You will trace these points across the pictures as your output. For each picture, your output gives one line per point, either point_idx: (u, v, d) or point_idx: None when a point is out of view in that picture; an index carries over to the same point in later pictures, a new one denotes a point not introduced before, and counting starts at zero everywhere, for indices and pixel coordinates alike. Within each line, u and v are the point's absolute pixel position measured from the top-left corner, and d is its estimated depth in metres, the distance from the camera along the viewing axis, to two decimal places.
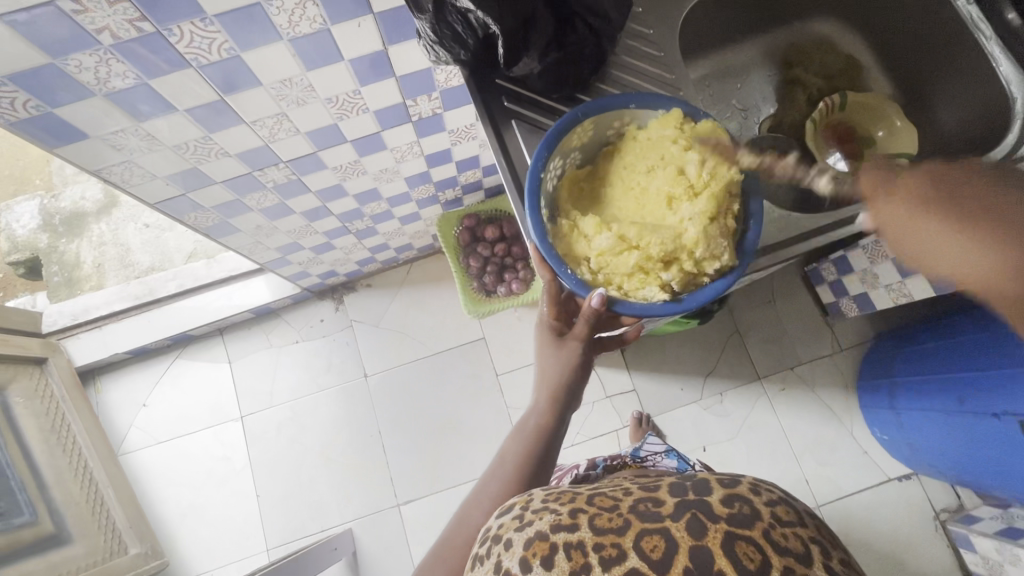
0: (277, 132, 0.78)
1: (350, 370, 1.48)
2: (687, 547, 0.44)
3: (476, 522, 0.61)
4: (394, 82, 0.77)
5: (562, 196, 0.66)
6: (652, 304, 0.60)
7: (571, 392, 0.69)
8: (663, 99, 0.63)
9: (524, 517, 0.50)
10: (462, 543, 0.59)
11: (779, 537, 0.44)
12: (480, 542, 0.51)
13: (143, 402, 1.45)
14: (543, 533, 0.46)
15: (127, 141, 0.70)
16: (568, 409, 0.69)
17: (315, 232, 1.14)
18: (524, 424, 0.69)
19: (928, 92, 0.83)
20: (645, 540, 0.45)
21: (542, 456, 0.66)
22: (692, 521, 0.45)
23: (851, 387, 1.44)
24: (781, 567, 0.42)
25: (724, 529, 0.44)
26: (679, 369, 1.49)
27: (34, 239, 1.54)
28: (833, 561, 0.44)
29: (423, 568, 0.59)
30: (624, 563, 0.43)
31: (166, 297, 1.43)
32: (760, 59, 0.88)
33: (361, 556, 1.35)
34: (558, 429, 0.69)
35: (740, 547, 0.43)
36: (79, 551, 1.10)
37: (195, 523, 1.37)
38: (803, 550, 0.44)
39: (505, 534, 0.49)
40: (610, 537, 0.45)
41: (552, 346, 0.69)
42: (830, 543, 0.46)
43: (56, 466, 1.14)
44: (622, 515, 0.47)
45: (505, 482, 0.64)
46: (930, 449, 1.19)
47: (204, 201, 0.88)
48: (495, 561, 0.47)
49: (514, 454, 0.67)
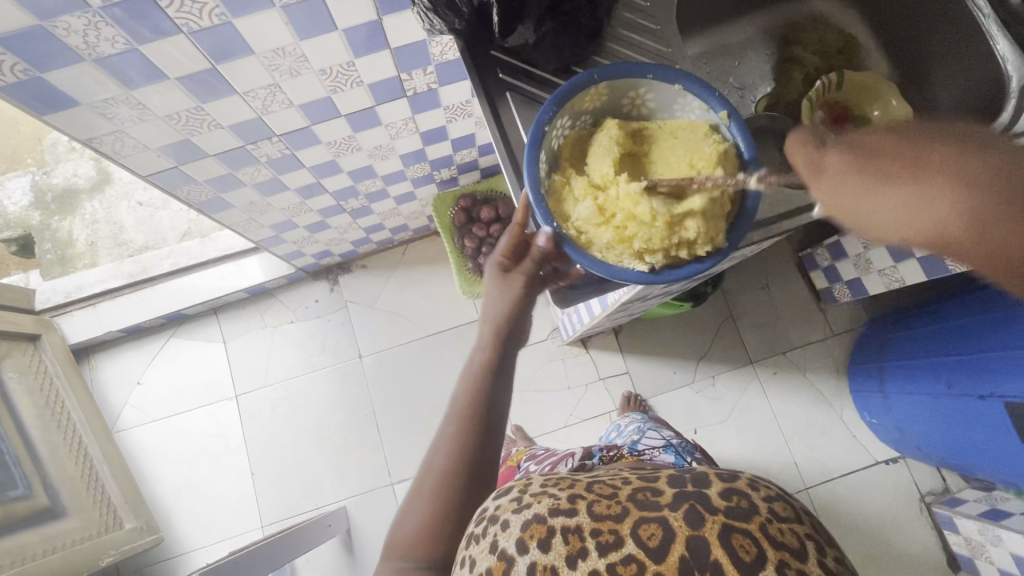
0: (270, 104, 0.77)
1: (344, 350, 1.48)
2: (684, 535, 0.44)
3: (438, 464, 0.60)
4: (388, 54, 0.76)
5: (565, 153, 0.62)
6: (627, 271, 0.56)
7: (517, 323, 0.69)
8: (687, 75, 0.58)
9: (522, 499, 0.50)
10: (427, 485, 0.59)
11: (776, 533, 0.43)
12: (475, 522, 0.52)
13: (137, 380, 1.45)
14: (540, 515, 0.47)
15: (118, 110, 0.69)
16: (512, 338, 0.69)
17: (308, 210, 1.13)
18: (471, 363, 0.68)
19: (927, 73, 0.82)
20: (642, 528, 0.45)
21: (491, 387, 0.65)
22: (690, 512, 0.45)
23: (842, 371, 1.46)
24: (776, 561, 0.42)
25: (722, 521, 0.44)
26: (672, 352, 1.50)
27: (25, 216, 1.53)
28: (828, 560, 0.43)
29: (396, 517, 0.59)
30: (621, 550, 0.44)
31: (160, 275, 1.43)
32: (759, 36, 0.87)
33: (355, 534, 1.37)
34: (504, 360, 0.67)
35: (736, 539, 0.43)
36: (73, 525, 1.11)
37: (190, 500, 1.38)
38: (800, 545, 0.43)
39: (502, 515, 0.50)
40: (607, 524, 0.46)
41: (498, 282, 0.69)
42: (827, 541, 0.45)
43: (50, 441, 1.15)
44: (620, 503, 0.48)
45: (459, 420, 0.62)
46: (916, 430, 1.21)
47: (196, 174, 0.87)
48: (490, 540, 0.48)
49: (463, 394, 0.65)
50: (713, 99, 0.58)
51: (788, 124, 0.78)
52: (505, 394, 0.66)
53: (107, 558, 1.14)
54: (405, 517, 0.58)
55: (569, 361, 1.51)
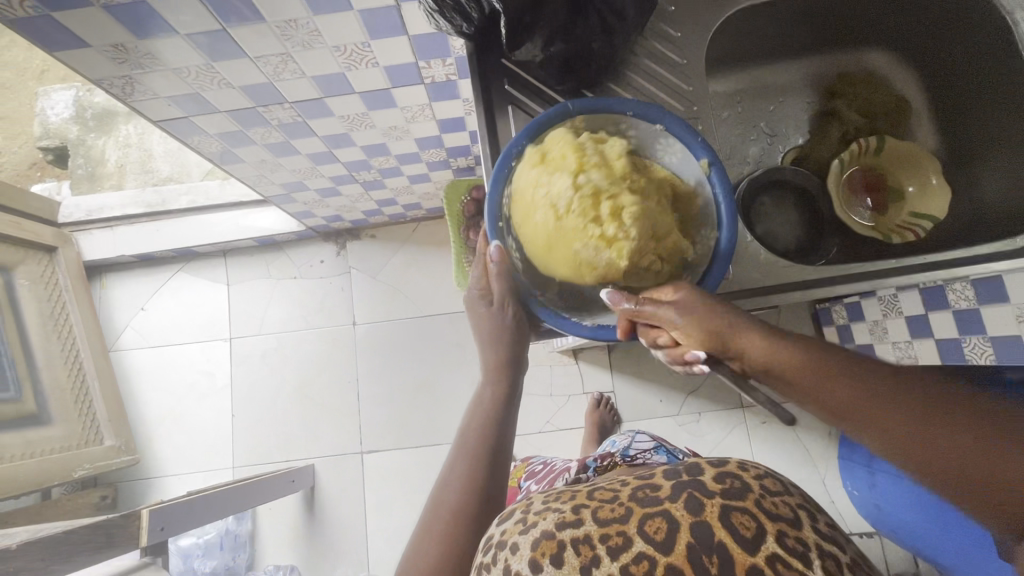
0: (283, 72, 0.76)
1: (340, 315, 1.50)
2: (688, 524, 0.40)
3: (451, 502, 0.57)
4: (405, 41, 0.73)
5: None
6: (581, 326, 0.57)
7: (518, 359, 0.66)
8: (671, 115, 0.56)
9: (527, 518, 0.45)
10: (440, 522, 0.56)
11: (770, 506, 0.41)
12: (482, 551, 0.46)
13: (141, 306, 1.50)
14: (548, 531, 0.42)
15: (129, 57, 0.69)
16: (518, 372, 0.67)
17: (320, 176, 1.13)
18: (480, 397, 0.66)
19: (973, 158, 0.75)
20: (647, 523, 0.41)
21: (501, 419, 0.64)
22: (690, 500, 0.42)
23: (834, 435, 1.40)
24: (774, 532, 0.39)
25: (721, 502, 0.41)
26: (661, 380, 1.47)
27: (65, 128, 1.59)
28: (818, 525, 0.42)
29: (402, 564, 0.55)
30: (630, 550, 0.39)
31: (177, 210, 1.46)
32: (802, 82, 0.81)
33: (318, 493, 1.40)
34: (515, 395, 0.67)
35: (735, 517, 0.40)
36: (55, 433, 1.18)
37: (171, 428, 1.44)
38: (792, 515, 0.41)
39: (510, 538, 0.44)
40: (615, 525, 0.41)
41: (480, 314, 0.66)
42: (814, 509, 0.44)
43: (48, 350, 1.22)
44: (623, 504, 0.43)
45: (472, 457, 0.61)
46: (893, 513, 1.16)
47: (208, 127, 0.88)
48: (501, 565, 0.43)
49: (475, 431, 0.63)
50: (697, 145, 0.56)
51: (813, 182, 0.75)
52: (511, 430, 0.65)
53: (80, 470, 1.19)
54: (414, 555, 0.55)
55: (556, 368, 1.50)
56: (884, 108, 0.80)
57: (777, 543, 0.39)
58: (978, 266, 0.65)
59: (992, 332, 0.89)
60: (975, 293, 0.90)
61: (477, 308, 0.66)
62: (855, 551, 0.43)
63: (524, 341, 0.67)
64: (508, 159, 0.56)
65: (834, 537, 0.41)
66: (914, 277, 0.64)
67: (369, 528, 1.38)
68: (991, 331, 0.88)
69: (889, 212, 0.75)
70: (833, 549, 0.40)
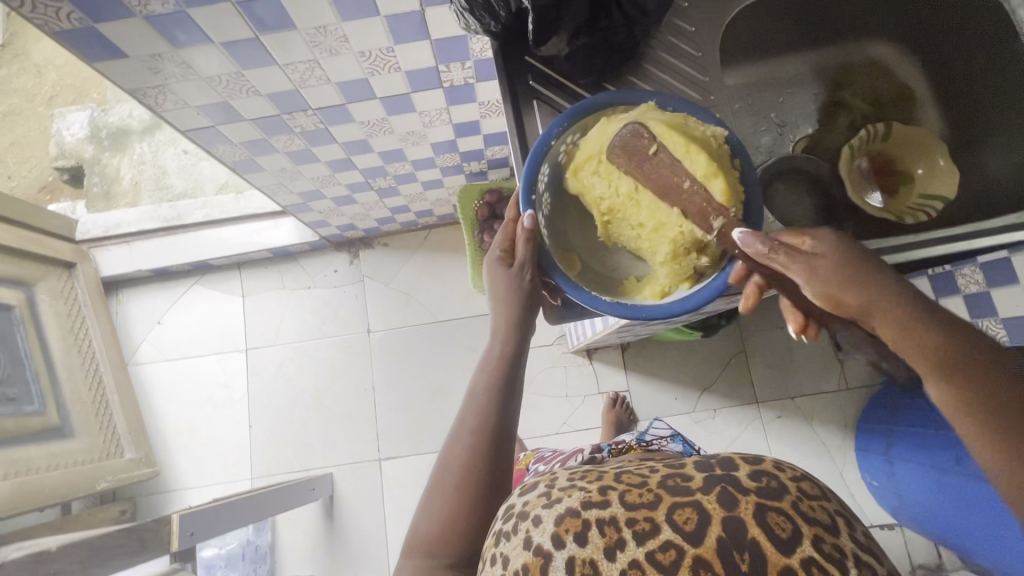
0: (309, 78, 0.79)
1: (354, 323, 1.51)
2: (721, 518, 0.38)
3: (459, 459, 0.58)
4: (428, 45, 0.76)
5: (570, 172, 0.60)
6: (600, 299, 0.55)
7: (529, 318, 0.64)
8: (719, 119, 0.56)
9: (551, 493, 0.43)
10: (449, 480, 0.57)
11: (808, 508, 0.39)
12: (504, 518, 0.45)
13: (157, 320, 1.52)
14: (573, 508, 0.40)
15: (164, 66, 0.72)
16: (528, 330, 0.65)
17: (337, 183, 1.15)
18: (488, 354, 0.66)
19: (977, 136, 0.78)
20: (676, 512, 0.39)
21: (509, 377, 0.63)
22: (723, 493, 0.39)
23: (850, 427, 1.40)
24: (812, 536, 0.37)
25: (755, 500, 0.38)
26: (675, 377, 1.48)
27: (80, 149, 1.62)
28: (856, 534, 0.39)
29: (415, 517, 0.58)
30: (658, 537, 0.38)
31: (193, 223, 1.48)
32: (810, 74, 0.84)
33: (337, 502, 1.40)
34: (523, 346, 0.66)
35: (771, 516, 0.37)
36: (78, 446, 1.19)
37: (188, 441, 1.45)
38: (830, 521, 0.39)
39: (531, 510, 0.42)
40: (642, 511, 0.39)
41: (501, 276, 0.63)
42: (850, 517, 0.41)
43: (69, 364, 1.23)
44: (651, 489, 0.41)
45: (480, 413, 0.61)
46: (914, 501, 1.16)
47: (233, 135, 0.90)
48: (523, 536, 0.41)
49: (482, 387, 0.63)
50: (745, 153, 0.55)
51: (824, 168, 0.77)
52: (520, 386, 0.65)
53: (102, 483, 1.20)
54: (425, 511, 0.57)
55: (571, 369, 1.51)
56: (889, 95, 0.84)
57: (814, 548, 0.36)
58: (989, 238, 0.67)
59: (1004, 314, 0.90)
60: (983, 276, 0.91)
61: (496, 267, 0.64)
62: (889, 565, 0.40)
63: (537, 299, 0.65)
64: (595, 106, 0.56)
65: (873, 549, 0.38)
66: (930, 251, 0.66)
67: (389, 535, 1.37)
68: (1002, 312, 0.89)
69: (901, 193, 0.77)
70: (870, 560, 0.37)
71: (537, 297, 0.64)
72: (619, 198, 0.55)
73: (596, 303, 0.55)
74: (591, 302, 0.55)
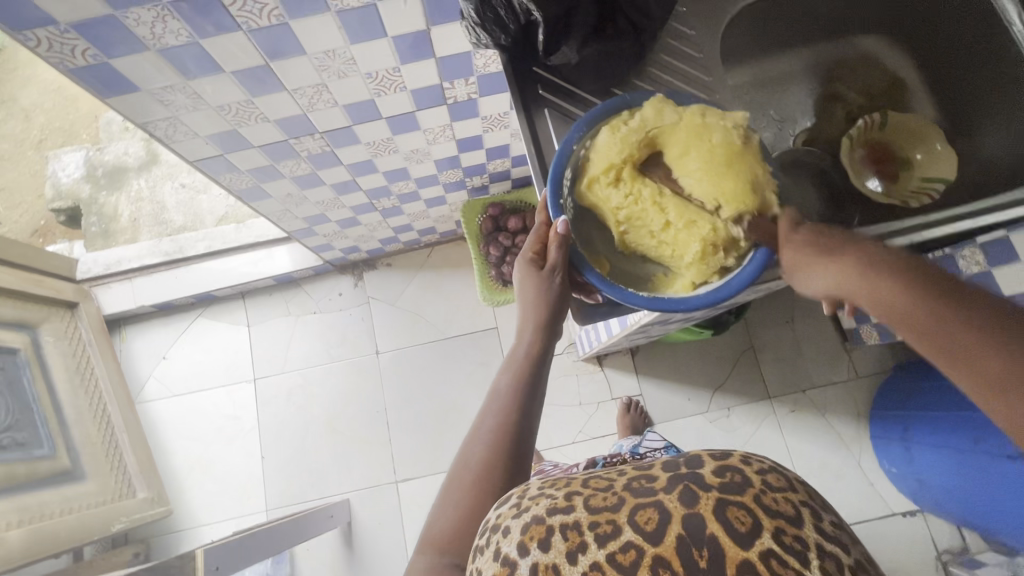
0: (316, 102, 0.80)
1: (363, 346, 1.50)
2: (681, 516, 0.36)
3: (479, 456, 0.58)
4: (433, 62, 0.78)
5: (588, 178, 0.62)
6: (635, 295, 0.55)
7: (558, 321, 0.66)
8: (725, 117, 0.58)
9: (521, 503, 0.42)
10: (467, 477, 0.57)
11: (771, 501, 0.37)
12: (478, 533, 0.43)
13: (162, 355, 1.50)
14: (537, 516, 0.39)
15: (174, 97, 0.73)
16: (555, 334, 0.66)
17: (342, 206, 1.16)
18: (515, 354, 0.66)
19: (971, 118, 0.81)
20: (637, 513, 0.37)
21: (535, 373, 0.64)
22: (685, 492, 0.38)
23: (863, 416, 1.41)
24: (772, 528, 0.35)
25: (717, 496, 0.37)
26: (686, 378, 1.48)
27: (76, 189, 1.62)
28: (824, 524, 0.37)
29: (430, 515, 0.57)
30: (618, 538, 0.36)
31: (195, 256, 1.48)
32: (803, 71, 0.86)
33: (355, 528, 1.38)
34: (548, 351, 0.66)
35: (731, 511, 0.36)
36: (90, 488, 1.16)
37: (201, 477, 1.42)
38: (795, 512, 0.36)
39: (503, 522, 0.41)
40: (604, 513, 0.38)
41: (532, 278, 0.64)
42: (821, 507, 0.39)
43: (76, 405, 1.20)
44: (615, 492, 0.40)
45: (502, 412, 0.61)
46: (935, 484, 1.16)
47: (240, 163, 0.91)
48: (493, 550, 0.40)
49: (507, 384, 0.64)
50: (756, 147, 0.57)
51: (827, 161, 0.79)
52: (543, 391, 0.65)
53: (119, 523, 1.19)
54: (440, 508, 0.57)
55: (582, 376, 1.50)
56: (880, 87, 0.87)
57: (775, 540, 0.34)
58: (998, 215, 0.70)
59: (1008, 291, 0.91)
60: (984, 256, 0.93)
61: (528, 269, 0.65)
62: (866, 555, 0.37)
63: (565, 303, 0.66)
64: (603, 114, 0.58)
65: (840, 538, 0.36)
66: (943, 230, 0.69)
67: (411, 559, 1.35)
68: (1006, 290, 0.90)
69: (902, 180, 0.80)
70: (836, 550, 0.35)
71: (566, 301, 0.65)
72: (637, 206, 0.57)
73: (634, 299, 0.55)
74: (627, 298, 0.55)
